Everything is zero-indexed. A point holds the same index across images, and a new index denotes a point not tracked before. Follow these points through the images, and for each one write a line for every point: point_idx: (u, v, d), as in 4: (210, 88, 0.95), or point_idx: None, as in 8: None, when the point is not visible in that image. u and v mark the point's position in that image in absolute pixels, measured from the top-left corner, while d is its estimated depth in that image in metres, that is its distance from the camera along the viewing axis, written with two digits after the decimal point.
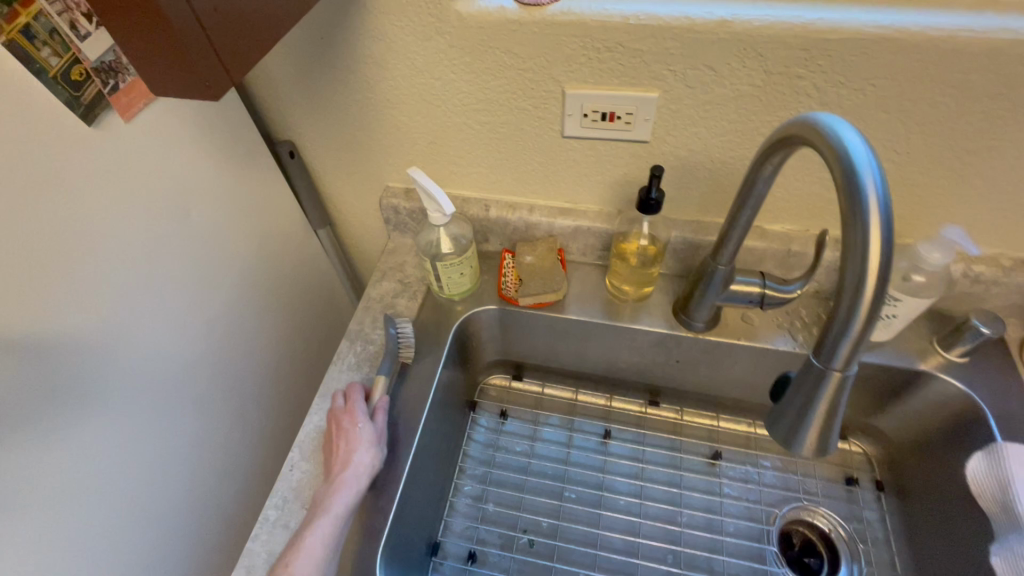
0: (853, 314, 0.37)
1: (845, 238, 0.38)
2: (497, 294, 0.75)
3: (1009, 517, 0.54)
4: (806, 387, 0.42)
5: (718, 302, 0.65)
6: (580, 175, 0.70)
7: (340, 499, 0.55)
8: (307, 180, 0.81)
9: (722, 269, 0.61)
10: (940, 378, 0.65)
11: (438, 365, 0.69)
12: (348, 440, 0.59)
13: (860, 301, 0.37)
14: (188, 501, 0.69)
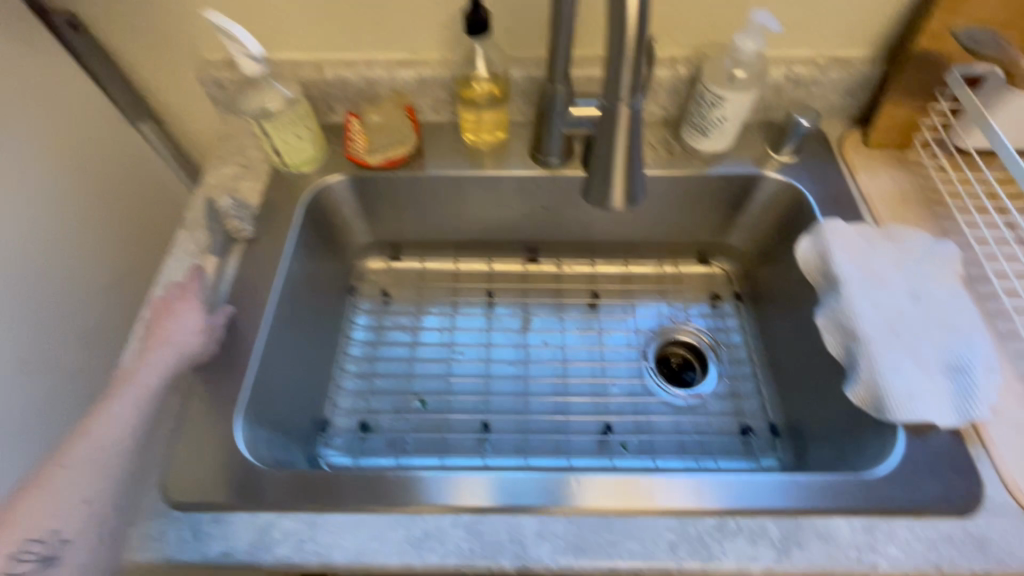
0: (623, 53, 0.43)
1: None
2: (348, 161, 0.70)
3: (828, 281, 0.61)
4: (608, 135, 0.49)
5: (565, 129, 0.65)
6: (410, 16, 0.64)
7: (155, 373, 0.51)
8: (106, 62, 0.69)
9: (561, 89, 0.60)
10: (772, 178, 0.69)
11: (289, 237, 0.65)
12: (174, 320, 0.55)
13: (628, 38, 0.42)
14: (40, 428, 0.63)
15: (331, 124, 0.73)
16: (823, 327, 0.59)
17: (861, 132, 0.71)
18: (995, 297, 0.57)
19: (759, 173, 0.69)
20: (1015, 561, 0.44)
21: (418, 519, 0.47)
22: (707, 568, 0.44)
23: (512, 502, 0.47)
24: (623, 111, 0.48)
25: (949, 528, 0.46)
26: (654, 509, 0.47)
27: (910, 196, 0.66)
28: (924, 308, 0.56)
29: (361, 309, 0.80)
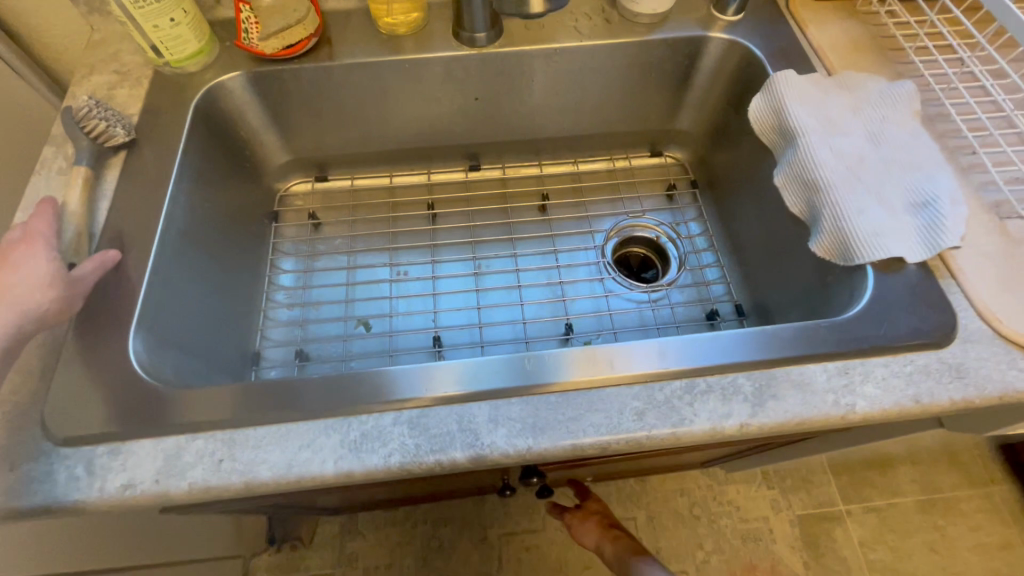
0: None
1: None
2: (245, 54, 0.61)
3: (785, 137, 0.57)
4: None
5: None
6: None
7: None
8: None
9: None
10: (716, 39, 0.64)
11: (180, 145, 0.57)
12: (14, 272, 0.42)
13: None
14: None
15: (220, 19, 0.63)
16: (783, 185, 0.55)
17: None
18: (956, 135, 0.54)
19: (704, 36, 0.64)
20: (992, 385, 0.42)
21: (355, 421, 0.41)
22: (679, 432, 0.40)
23: (480, 389, 0.42)
24: None
25: (925, 361, 0.43)
26: (617, 380, 0.42)
27: (862, 44, 0.61)
28: (885, 150, 0.53)
29: (288, 236, 0.72)
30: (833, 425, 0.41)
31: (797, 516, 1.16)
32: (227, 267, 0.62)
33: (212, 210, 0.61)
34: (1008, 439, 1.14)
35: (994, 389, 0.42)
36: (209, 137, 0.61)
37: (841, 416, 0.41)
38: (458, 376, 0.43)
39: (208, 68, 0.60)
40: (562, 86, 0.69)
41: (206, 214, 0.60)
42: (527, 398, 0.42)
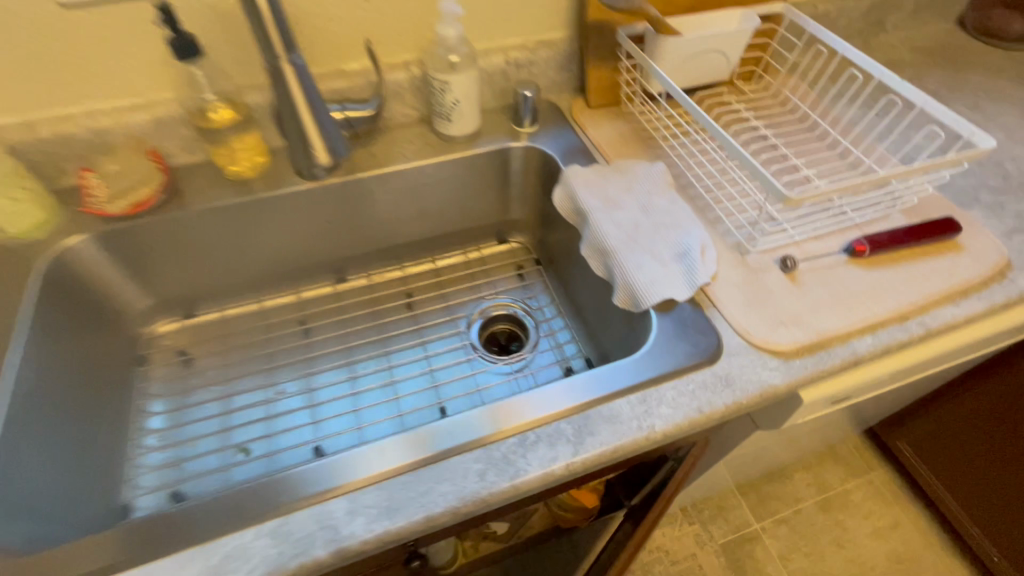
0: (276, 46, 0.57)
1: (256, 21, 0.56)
2: (93, 217, 0.65)
3: (581, 218, 0.70)
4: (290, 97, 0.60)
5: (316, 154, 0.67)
6: (119, 58, 0.62)
7: None
8: None
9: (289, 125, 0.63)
10: (520, 147, 0.78)
11: (28, 315, 0.58)
12: None
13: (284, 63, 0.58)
14: None
15: (67, 188, 0.67)
16: (588, 254, 0.67)
17: (584, 98, 0.83)
18: (699, 198, 0.70)
19: (512, 145, 0.78)
20: (753, 386, 0.52)
21: (215, 545, 0.43)
22: (517, 482, 0.46)
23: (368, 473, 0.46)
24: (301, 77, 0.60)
25: (702, 377, 0.53)
26: (446, 453, 0.47)
27: (630, 137, 0.78)
28: (653, 216, 0.67)
29: (153, 376, 0.72)
30: (644, 444, 0.50)
31: (720, 545, 1.22)
32: (76, 421, 0.60)
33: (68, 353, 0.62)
34: (868, 428, 1.31)
35: (756, 388, 0.52)
36: (62, 301, 0.63)
37: (646, 436, 0.49)
38: (356, 465, 0.47)
39: (54, 236, 0.63)
40: (402, 198, 0.78)
41: (55, 369, 0.60)
42: (382, 486, 0.46)
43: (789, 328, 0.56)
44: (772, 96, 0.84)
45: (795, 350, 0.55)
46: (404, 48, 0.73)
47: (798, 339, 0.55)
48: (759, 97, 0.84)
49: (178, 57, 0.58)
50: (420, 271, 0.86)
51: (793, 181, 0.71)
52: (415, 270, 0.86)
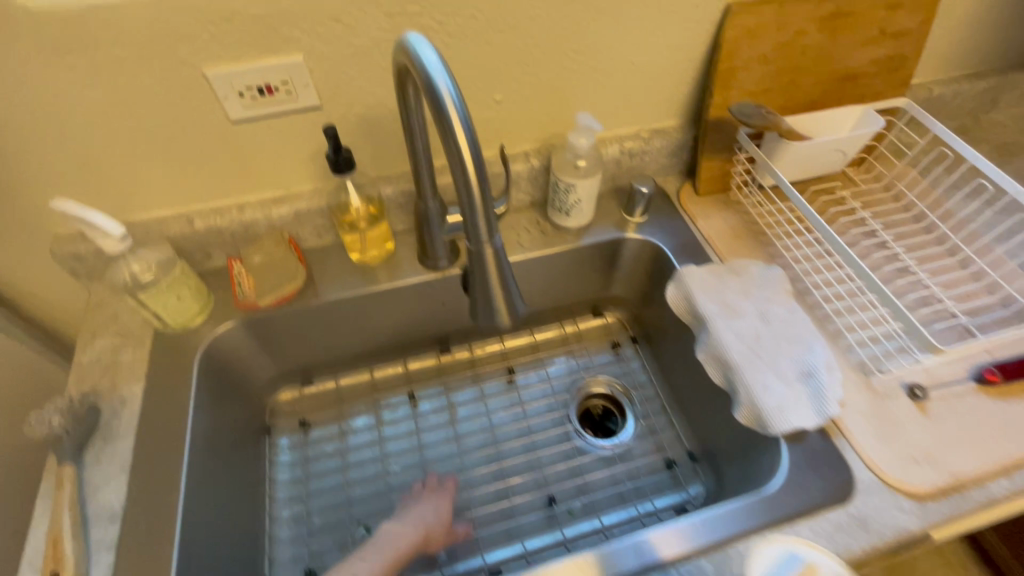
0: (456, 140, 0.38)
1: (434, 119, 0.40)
2: (236, 305, 0.69)
3: (698, 321, 0.71)
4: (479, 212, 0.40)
5: (497, 291, 0.44)
6: (272, 160, 0.66)
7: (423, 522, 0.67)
8: None
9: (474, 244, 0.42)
10: (631, 238, 0.79)
11: (189, 403, 0.62)
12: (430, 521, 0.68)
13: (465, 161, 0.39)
14: None
15: (212, 270, 0.72)
16: (705, 360, 0.68)
17: (692, 184, 0.84)
18: (819, 305, 0.71)
19: (622, 236, 0.79)
20: (889, 529, 0.53)
21: None
22: None
23: None
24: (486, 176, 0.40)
25: (837, 518, 0.54)
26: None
27: (741, 231, 0.78)
28: (774, 327, 0.68)
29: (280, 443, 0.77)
30: None
31: None
32: (226, 498, 0.65)
33: (220, 431, 0.67)
34: None
35: (893, 533, 0.53)
36: (213, 382, 0.68)
37: None
38: None
39: (204, 322, 0.68)
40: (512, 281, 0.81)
41: (212, 451, 0.64)
42: None
43: (923, 466, 0.57)
44: (885, 189, 0.83)
45: (930, 491, 0.56)
46: (526, 141, 0.75)
47: (930, 481, 0.56)
48: (870, 191, 0.83)
49: (334, 171, 0.60)
50: (519, 345, 0.88)
51: (916, 294, 0.71)
52: (515, 346, 0.88)
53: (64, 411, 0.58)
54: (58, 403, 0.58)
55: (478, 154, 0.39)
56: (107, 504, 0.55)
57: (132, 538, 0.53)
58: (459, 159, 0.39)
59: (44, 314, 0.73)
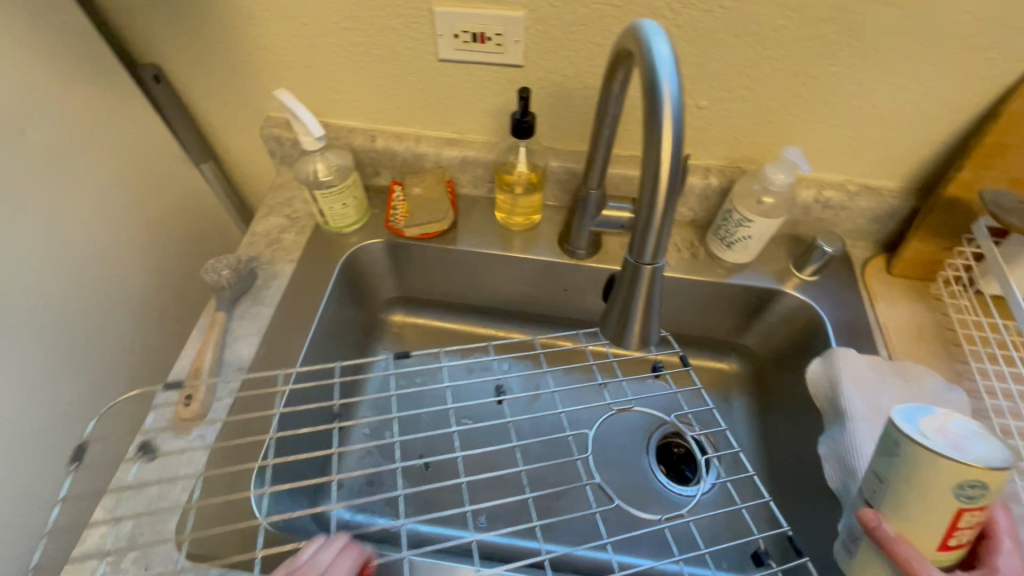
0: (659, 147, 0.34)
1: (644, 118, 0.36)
2: (385, 226, 0.74)
3: (836, 413, 0.61)
4: (654, 227, 0.36)
5: (639, 311, 0.41)
6: (460, 104, 0.68)
7: None
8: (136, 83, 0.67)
9: (635, 258, 0.39)
10: (789, 294, 0.70)
11: (325, 296, 0.69)
12: None
13: (660, 173, 0.35)
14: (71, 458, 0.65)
15: (376, 186, 0.77)
16: (824, 457, 0.60)
17: (886, 259, 0.72)
18: None
19: (778, 288, 0.71)
20: None
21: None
22: None
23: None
24: (679, 192, 0.36)
25: None
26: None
27: (928, 334, 0.66)
28: None
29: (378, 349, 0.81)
30: None
31: None
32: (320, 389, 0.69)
33: (342, 329, 0.73)
34: None
35: None
36: (347, 283, 0.74)
37: None
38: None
39: (354, 233, 0.74)
40: None
41: (332, 338, 0.70)
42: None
43: None
44: None
45: None
46: (712, 156, 0.68)
47: None
48: None
49: (513, 133, 0.61)
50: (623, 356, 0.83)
51: None
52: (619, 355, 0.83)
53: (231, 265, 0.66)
54: (230, 259, 0.67)
55: (678, 169, 0.35)
56: (239, 357, 0.63)
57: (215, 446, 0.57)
58: (656, 169, 0.35)
59: (242, 179, 0.85)
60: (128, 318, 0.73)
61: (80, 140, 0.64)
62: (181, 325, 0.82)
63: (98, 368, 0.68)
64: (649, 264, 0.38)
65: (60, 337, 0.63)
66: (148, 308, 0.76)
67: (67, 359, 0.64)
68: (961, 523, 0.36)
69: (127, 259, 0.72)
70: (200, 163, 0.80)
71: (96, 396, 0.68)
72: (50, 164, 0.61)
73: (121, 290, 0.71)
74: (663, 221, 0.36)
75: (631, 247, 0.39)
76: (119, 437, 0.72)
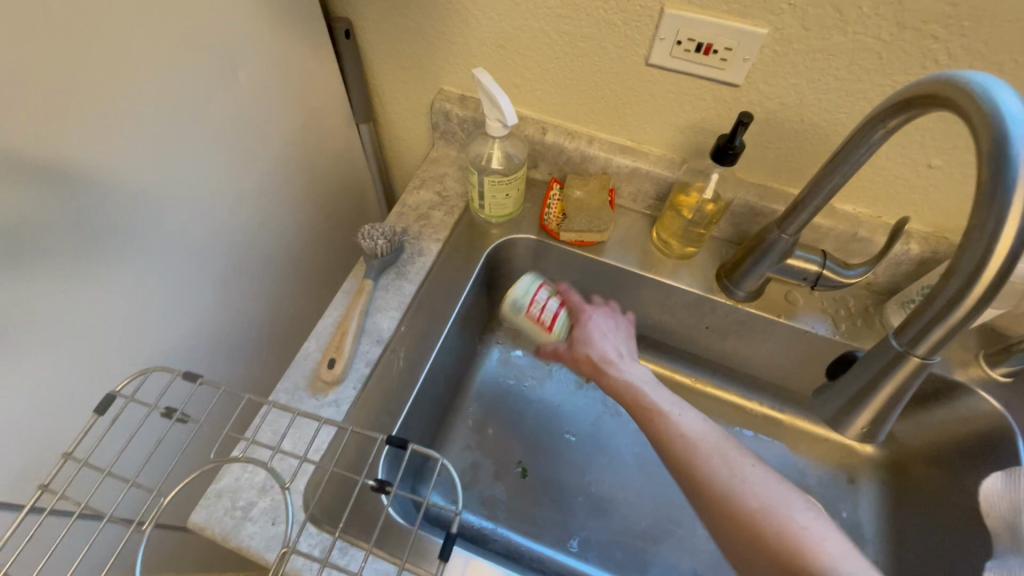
0: (995, 237, 0.29)
1: (978, 194, 0.30)
2: (537, 224, 0.72)
3: (1012, 538, 0.53)
4: (949, 323, 0.31)
5: (878, 403, 0.36)
6: (651, 113, 0.63)
7: None
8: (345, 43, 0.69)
9: (906, 348, 0.33)
10: (975, 391, 0.62)
11: (467, 284, 0.68)
12: None
13: (987, 266, 0.29)
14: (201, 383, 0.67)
15: (531, 180, 0.75)
16: None
17: None
18: None
19: (962, 381, 0.62)
20: None
21: None
22: None
23: None
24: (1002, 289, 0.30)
25: None
26: None
27: None
28: None
29: (490, 342, 0.81)
30: None
31: None
32: (442, 372, 0.68)
33: (469, 318, 0.71)
34: None
35: None
36: (485, 273, 0.72)
37: None
38: None
39: (502, 224, 0.71)
40: (792, 350, 0.69)
41: (460, 327, 0.69)
42: None
43: None
44: None
45: None
46: (920, 220, 0.61)
47: None
48: None
49: (713, 156, 0.55)
50: (747, 409, 0.76)
51: None
52: (742, 407, 0.77)
53: (386, 235, 0.65)
54: (385, 228, 0.66)
55: (1011, 265, 0.29)
56: (378, 329, 0.62)
57: (337, 434, 0.56)
58: (981, 259, 0.29)
59: (393, 145, 0.85)
60: (270, 266, 0.75)
61: (271, 90, 0.65)
62: (306, 278, 0.84)
63: (236, 304, 0.70)
64: (919, 358, 0.33)
65: (215, 278, 0.65)
66: (287, 255, 0.78)
67: (217, 297, 0.66)
68: (540, 292, 0.62)
69: (279, 210, 0.73)
70: (360, 122, 0.81)
71: (230, 334, 0.70)
72: (243, 111, 0.61)
73: (270, 238, 0.73)
74: (963, 320, 0.31)
75: (904, 332, 0.33)
76: (241, 374, 0.75)
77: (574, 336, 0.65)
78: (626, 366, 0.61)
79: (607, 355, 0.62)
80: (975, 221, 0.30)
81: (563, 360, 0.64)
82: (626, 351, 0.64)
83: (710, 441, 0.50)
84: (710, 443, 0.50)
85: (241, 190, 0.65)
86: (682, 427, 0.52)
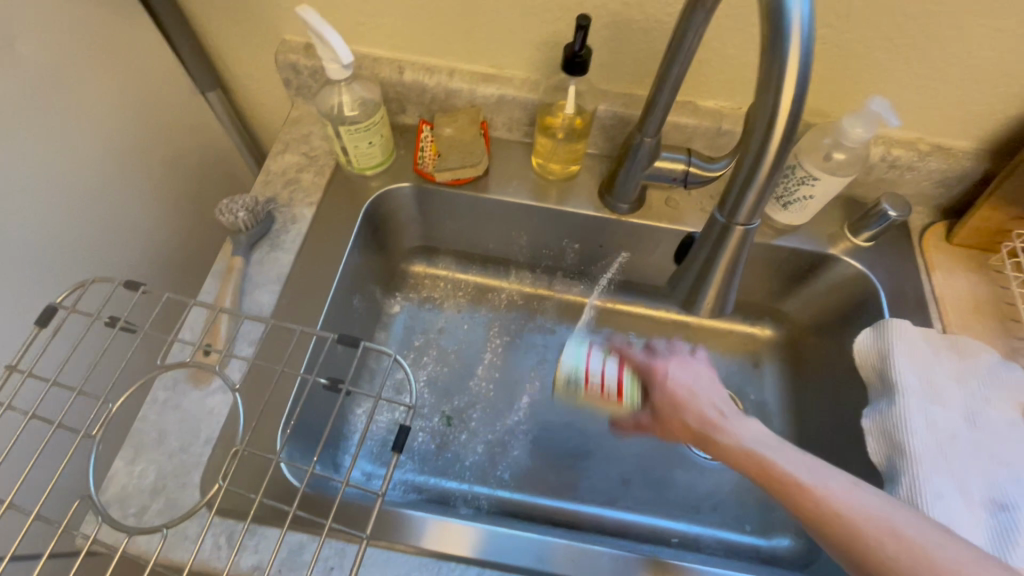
0: (780, 90, 0.29)
1: (764, 50, 0.30)
2: (414, 170, 0.69)
3: (883, 385, 0.59)
4: (758, 183, 0.32)
5: (718, 277, 0.37)
6: (502, 35, 0.61)
7: None
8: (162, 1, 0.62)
9: (727, 217, 0.34)
10: (842, 260, 0.66)
11: (348, 243, 0.64)
12: None
13: (778, 118, 0.30)
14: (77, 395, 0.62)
15: (401, 125, 0.71)
16: (867, 429, 0.58)
17: (946, 227, 0.68)
18: None
19: (831, 253, 0.66)
20: None
21: (445, 565, 0.50)
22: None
23: (498, 561, 0.50)
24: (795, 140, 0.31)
25: None
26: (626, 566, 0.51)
27: (984, 306, 0.63)
28: (979, 435, 0.55)
29: (397, 300, 0.78)
30: None
31: None
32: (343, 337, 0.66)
33: (362, 278, 0.69)
34: None
35: None
36: (370, 229, 0.69)
37: None
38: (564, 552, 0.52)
39: (378, 176, 0.68)
40: None
41: (352, 287, 0.66)
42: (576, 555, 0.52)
43: None
44: None
45: None
46: None
47: None
48: None
49: (563, 68, 0.54)
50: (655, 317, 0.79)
51: None
52: (651, 316, 0.79)
53: (248, 206, 0.61)
54: (245, 199, 0.61)
55: (798, 113, 0.30)
56: (258, 304, 0.59)
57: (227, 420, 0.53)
58: (772, 115, 0.30)
59: (252, 111, 0.78)
60: (136, 259, 0.69)
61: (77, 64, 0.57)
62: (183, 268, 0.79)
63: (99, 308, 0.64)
64: (741, 224, 0.34)
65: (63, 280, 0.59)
66: (152, 247, 0.71)
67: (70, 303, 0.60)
68: (592, 359, 0.58)
69: (128, 198, 0.67)
70: (206, 91, 0.74)
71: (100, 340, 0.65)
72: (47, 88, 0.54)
73: (127, 230, 0.67)
74: (767, 177, 0.32)
75: (725, 202, 0.34)
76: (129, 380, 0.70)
77: (652, 401, 0.55)
78: (739, 425, 0.49)
79: (707, 417, 0.50)
80: (764, 77, 0.30)
81: (653, 431, 0.55)
82: (726, 400, 0.52)
83: (877, 514, 0.39)
84: (878, 519, 0.39)
85: (70, 181, 0.59)
86: (837, 504, 0.40)
